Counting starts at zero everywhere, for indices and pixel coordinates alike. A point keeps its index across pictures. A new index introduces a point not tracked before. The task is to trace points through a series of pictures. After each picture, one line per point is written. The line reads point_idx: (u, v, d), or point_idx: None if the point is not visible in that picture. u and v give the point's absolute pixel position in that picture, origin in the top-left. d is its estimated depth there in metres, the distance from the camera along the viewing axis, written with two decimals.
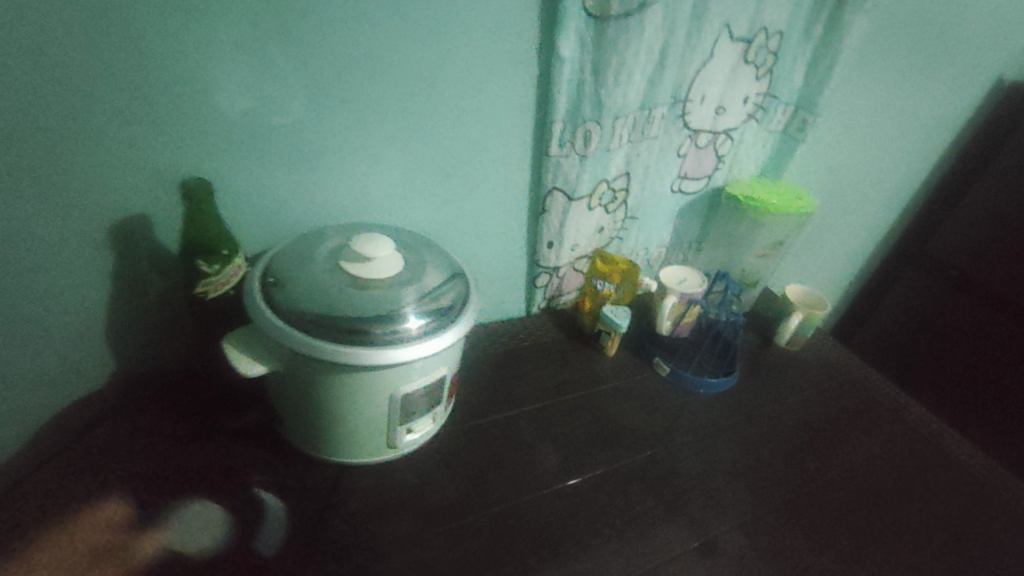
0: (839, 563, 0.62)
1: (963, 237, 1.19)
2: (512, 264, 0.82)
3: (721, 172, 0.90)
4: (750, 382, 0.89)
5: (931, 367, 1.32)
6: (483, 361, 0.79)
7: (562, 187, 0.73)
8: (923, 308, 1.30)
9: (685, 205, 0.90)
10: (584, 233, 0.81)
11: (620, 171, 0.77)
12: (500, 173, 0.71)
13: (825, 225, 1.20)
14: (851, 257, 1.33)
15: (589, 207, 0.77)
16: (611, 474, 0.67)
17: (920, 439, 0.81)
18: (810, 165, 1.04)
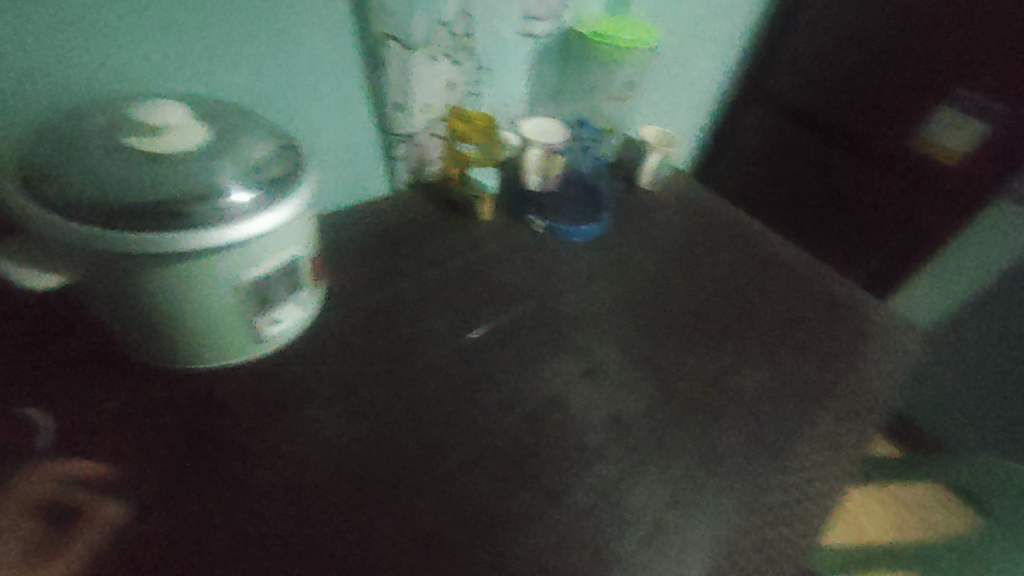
0: (691, 361, 0.74)
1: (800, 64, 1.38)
2: (363, 138, 0.76)
3: (568, 11, 0.86)
4: (619, 225, 0.95)
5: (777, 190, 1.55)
6: (347, 242, 0.76)
7: (394, 32, 0.66)
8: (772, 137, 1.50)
9: (537, 51, 0.86)
10: (433, 90, 0.75)
11: (458, 10, 0.70)
12: (322, 24, 0.62)
13: (682, 61, 1.22)
14: (704, 89, 1.39)
15: (431, 58, 0.71)
16: (496, 328, 0.71)
17: (755, 250, 0.96)
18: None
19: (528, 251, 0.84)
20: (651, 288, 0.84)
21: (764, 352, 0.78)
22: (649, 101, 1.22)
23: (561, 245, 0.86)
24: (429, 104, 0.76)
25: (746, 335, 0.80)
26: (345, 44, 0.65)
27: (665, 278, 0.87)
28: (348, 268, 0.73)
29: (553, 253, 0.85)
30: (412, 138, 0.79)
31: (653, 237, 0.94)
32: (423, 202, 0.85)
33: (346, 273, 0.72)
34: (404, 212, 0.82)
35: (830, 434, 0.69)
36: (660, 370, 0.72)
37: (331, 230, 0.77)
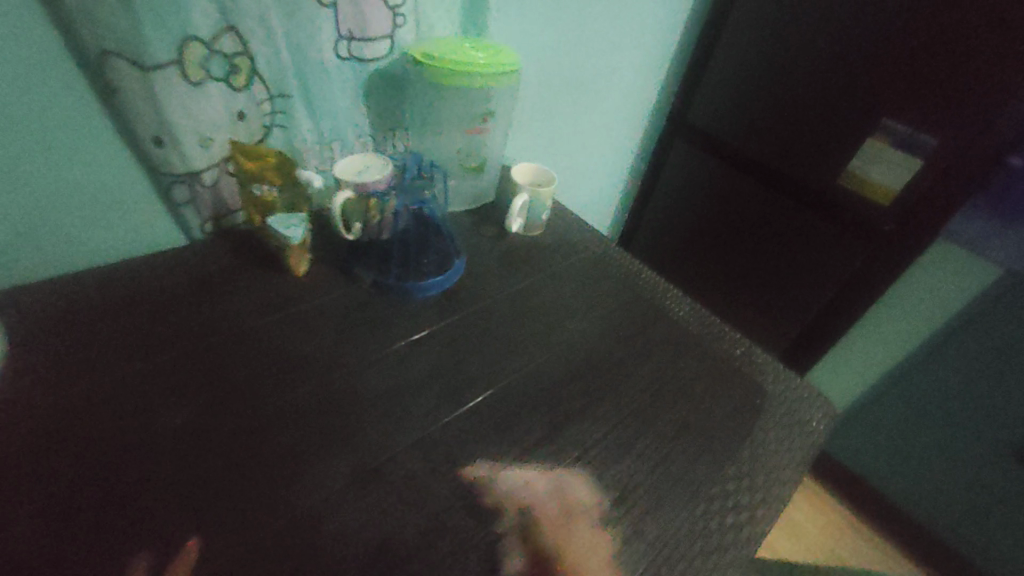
0: (521, 452, 0.57)
1: (722, 101, 1.34)
2: (126, 177, 0.63)
3: (406, 30, 0.73)
4: (476, 276, 0.80)
5: (714, 229, 1.49)
6: (102, 297, 0.62)
7: (120, 51, 0.52)
8: (704, 177, 1.45)
9: (367, 76, 0.73)
10: (208, 122, 0.61)
11: (221, 25, 0.56)
12: (12, 39, 0.49)
13: (577, 90, 1.10)
14: (609, 123, 1.29)
15: (190, 82, 0.57)
16: (260, 412, 0.54)
17: (640, 303, 0.81)
18: (539, 17, 0.89)
19: (343, 309, 0.69)
20: (496, 353, 0.68)
21: (625, 436, 0.61)
22: (543, 131, 1.10)
23: (387, 301, 0.71)
24: (207, 137, 0.62)
25: (610, 414, 0.63)
26: (59, 66, 0.52)
27: (518, 339, 0.71)
28: (83, 330, 0.58)
29: (377, 311, 0.70)
30: (195, 180, 0.65)
31: (517, 288, 0.79)
32: (223, 251, 0.71)
33: (78, 338, 0.57)
34: (194, 263, 0.69)
35: (691, 557, 0.51)
36: (474, 470, 0.55)
37: (88, 283, 0.63)
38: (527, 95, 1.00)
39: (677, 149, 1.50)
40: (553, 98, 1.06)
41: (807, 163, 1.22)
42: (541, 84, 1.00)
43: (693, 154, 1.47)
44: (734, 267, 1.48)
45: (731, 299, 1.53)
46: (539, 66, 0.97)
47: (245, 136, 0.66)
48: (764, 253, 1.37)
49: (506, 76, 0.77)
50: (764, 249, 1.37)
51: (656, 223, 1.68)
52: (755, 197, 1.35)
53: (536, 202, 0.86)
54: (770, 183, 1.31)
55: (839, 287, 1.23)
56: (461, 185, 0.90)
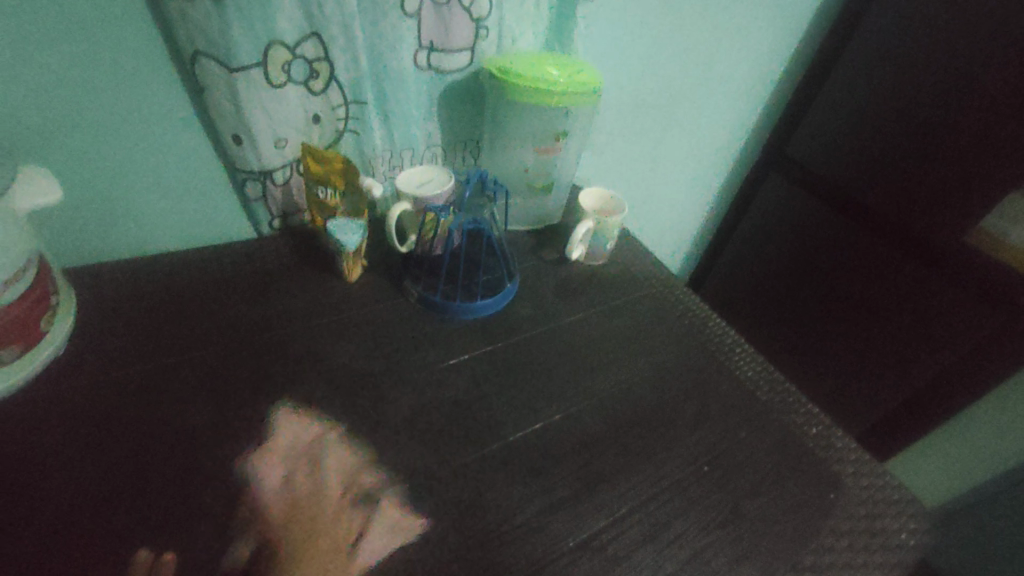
0: (542, 507, 0.52)
1: (828, 136, 1.20)
2: (206, 170, 0.66)
3: (488, 43, 0.71)
4: (526, 302, 0.76)
5: (801, 274, 1.34)
6: (170, 286, 0.66)
7: (209, 51, 0.53)
8: (798, 215, 1.31)
9: (443, 88, 0.72)
10: (284, 123, 0.62)
11: (305, 30, 0.56)
12: (118, 34, 0.52)
13: (664, 114, 1.02)
14: (696, 150, 1.21)
15: (270, 85, 0.57)
16: (287, 420, 0.55)
17: (702, 354, 0.73)
18: (629, 35, 0.83)
19: (386, 321, 0.67)
20: (534, 389, 0.63)
21: (660, 509, 0.54)
22: (620, 154, 1.04)
23: (430, 318, 0.69)
24: (283, 138, 0.63)
25: (649, 480, 0.56)
26: (159, 63, 0.55)
27: (559, 377, 0.66)
28: (147, 318, 0.62)
29: (418, 328, 0.67)
30: (269, 177, 0.66)
31: (567, 322, 0.74)
32: (284, 251, 0.73)
33: (143, 325, 0.61)
34: (256, 260, 0.71)
35: None
36: (487, 518, 0.50)
37: (162, 271, 0.68)
38: (607, 116, 0.94)
39: (772, 181, 1.37)
40: (636, 121, 0.99)
41: (923, 215, 1.05)
42: (624, 105, 0.94)
43: (789, 190, 1.33)
44: (815, 321, 1.32)
45: (808, 355, 1.37)
46: (625, 87, 0.91)
47: (319, 139, 0.66)
48: (860, 308, 1.20)
49: (589, 97, 0.73)
50: (856, 306, 1.21)
51: (737, 259, 1.54)
52: (852, 247, 1.20)
53: (601, 231, 0.80)
54: (876, 234, 1.15)
55: (952, 361, 1.05)
56: (522, 204, 0.86)
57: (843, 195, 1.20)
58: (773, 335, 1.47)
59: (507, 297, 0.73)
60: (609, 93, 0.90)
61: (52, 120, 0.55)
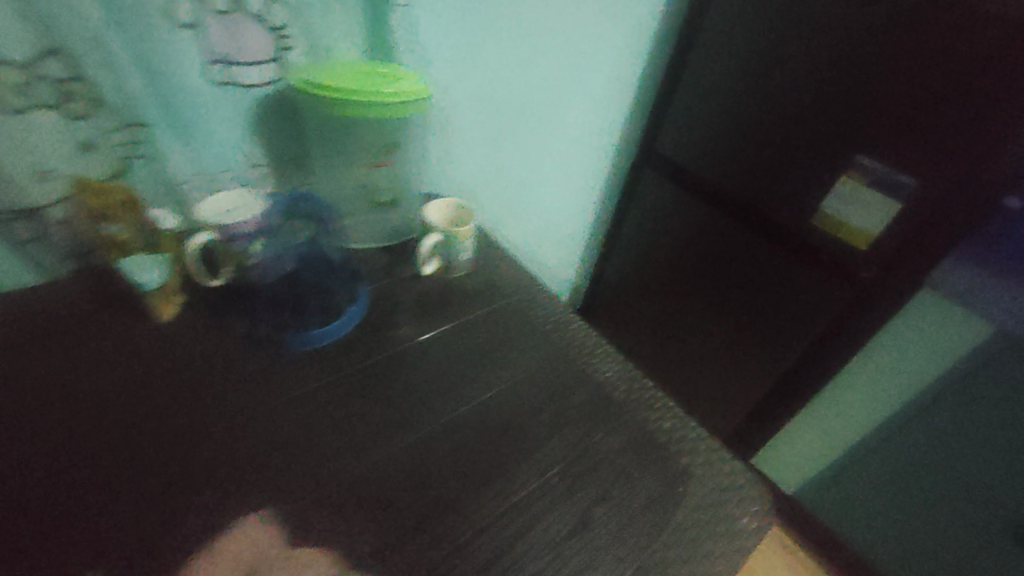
0: (372, 550, 0.47)
1: (689, 133, 1.26)
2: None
3: (294, 54, 0.68)
4: (378, 324, 0.70)
5: (688, 266, 1.39)
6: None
7: None
8: (676, 210, 1.37)
9: (250, 103, 0.68)
10: (45, 153, 0.55)
11: (43, 47, 0.51)
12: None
13: (520, 123, 1.04)
14: (565, 152, 1.23)
15: (9, 111, 0.51)
16: (63, 493, 0.47)
17: (561, 360, 0.72)
18: (458, 46, 0.83)
19: (201, 364, 0.60)
20: (376, 419, 0.59)
21: (506, 530, 0.51)
22: (484, 163, 1.04)
23: (255, 354, 0.62)
24: (49, 170, 0.57)
25: (496, 500, 0.53)
26: None
27: (407, 402, 0.62)
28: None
29: (240, 368, 0.60)
30: (39, 215, 0.59)
31: (418, 342, 0.70)
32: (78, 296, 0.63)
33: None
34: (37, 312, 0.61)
35: None
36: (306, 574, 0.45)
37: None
38: (458, 126, 0.93)
39: (646, 180, 1.42)
40: (491, 130, 1.00)
41: (774, 205, 1.13)
42: (474, 115, 0.94)
43: (664, 186, 1.38)
44: (704, 310, 1.38)
45: (707, 344, 1.42)
46: (469, 97, 0.91)
47: (99, 168, 0.60)
48: (741, 294, 1.26)
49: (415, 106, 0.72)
50: (733, 292, 1.28)
51: (631, 256, 1.59)
52: (721, 237, 1.27)
53: (451, 242, 0.78)
54: (736, 223, 1.22)
55: (818, 335, 1.11)
56: (366, 220, 0.84)
57: (710, 188, 1.26)
58: (672, 327, 1.52)
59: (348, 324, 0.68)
60: (453, 105, 0.90)
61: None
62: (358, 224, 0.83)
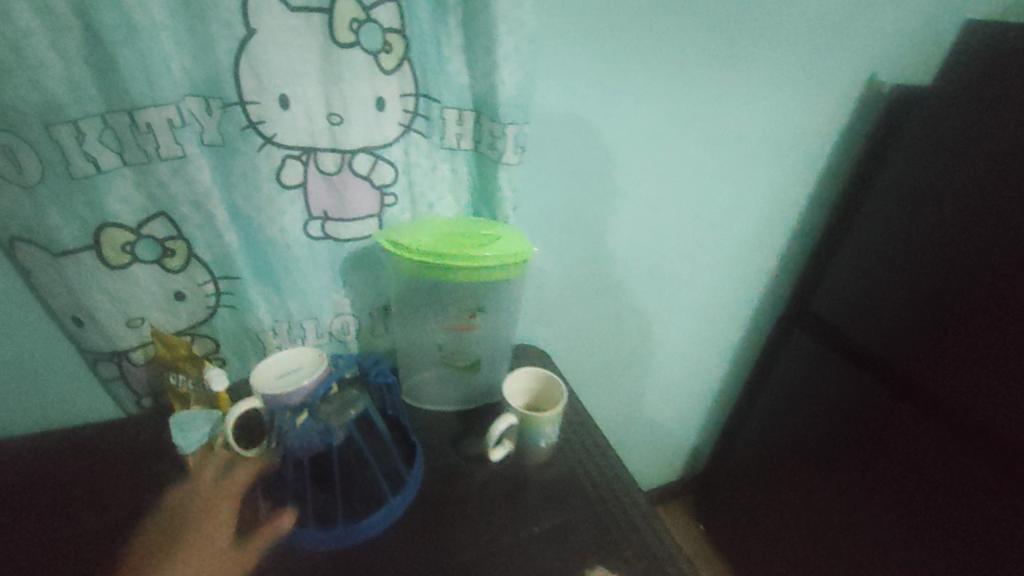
0: None
1: (847, 291, 1.00)
2: (52, 352, 0.60)
3: (397, 208, 0.66)
4: (422, 523, 0.58)
5: (840, 458, 1.05)
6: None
7: (33, 239, 0.50)
8: (826, 383, 1.06)
9: (346, 254, 0.66)
10: (136, 303, 0.58)
11: (150, 212, 0.53)
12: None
13: (629, 269, 0.92)
14: (685, 305, 1.06)
15: (110, 267, 0.54)
16: None
17: None
18: (566, 197, 0.76)
19: None
20: None
21: None
22: (584, 307, 0.93)
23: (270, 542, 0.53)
24: (137, 318, 0.59)
25: None
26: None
27: None
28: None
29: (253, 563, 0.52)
30: (122, 359, 0.61)
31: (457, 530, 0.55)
32: (138, 439, 0.64)
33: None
34: (96, 453, 0.62)
35: None
36: None
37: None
38: (558, 272, 0.84)
39: (796, 342, 1.15)
40: (596, 277, 0.89)
41: (981, 399, 0.80)
42: (576, 262, 0.85)
43: (813, 348, 1.10)
44: (854, 512, 1.04)
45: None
46: (573, 244, 0.82)
47: (186, 317, 0.62)
48: (939, 525, 0.88)
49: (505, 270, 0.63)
50: (900, 500, 0.94)
51: (761, 424, 1.27)
52: (873, 419, 0.97)
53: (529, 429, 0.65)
54: (899, 406, 0.92)
55: None
56: (440, 379, 0.74)
57: (873, 363, 0.96)
58: (813, 527, 1.15)
59: (371, 531, 0.55)
60: (554, 253, 0.82)
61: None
62: (430, 383, 0.74)
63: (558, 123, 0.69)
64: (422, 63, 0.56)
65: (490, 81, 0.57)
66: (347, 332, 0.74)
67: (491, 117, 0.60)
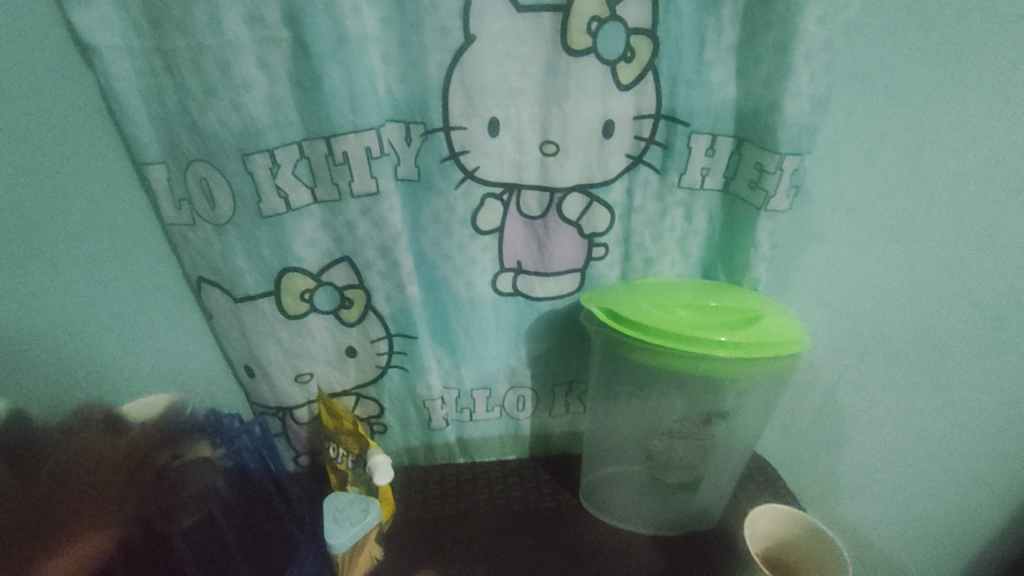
0: None
1: None
2: (219, 406, 0.55)
3: (606, 263, 0.51)
4: None
5: None
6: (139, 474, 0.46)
7: (215, 279, 0.45)
8: None
9: (535, 315, 0.53)
10: (306, 357, 0.50)
11: (332, 256, 0.46)
12: (124, 253, 0.45)
13: None
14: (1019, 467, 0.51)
15: (287, 317, 0.47)
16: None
17: None
18: (879, 286, 0.48)
19: None
20: None
21: None
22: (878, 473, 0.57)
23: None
24: (306, 373, 0.52)
25: None
26: (186, 300, 0.48)
27: None
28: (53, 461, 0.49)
29: None
30: (285, 416, 0.55)
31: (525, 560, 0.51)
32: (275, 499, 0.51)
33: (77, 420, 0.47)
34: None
35: None
36: None
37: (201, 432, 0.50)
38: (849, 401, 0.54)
39: None
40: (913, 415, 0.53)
41: None
42: (888, 397, 0.52)
43: None
44: None
45: None
46: (889, 367, 0.51)
47: (354, 375, 0.53)
48: None
49: (742, 365, 0.43)
50: None
51: None
52: None
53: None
54: None
55: None
56: (639, 489, 0.56)
57: None
58: None
59: None
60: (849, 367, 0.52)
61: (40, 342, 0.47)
62: (627, 490, 0.56)
63: (871, 165, 0.44)
64: (673, 76, 0.42)
65: (772, 93, 0.40)
66: (521, 409, 0.60)
67: (758, 144, 0.43)
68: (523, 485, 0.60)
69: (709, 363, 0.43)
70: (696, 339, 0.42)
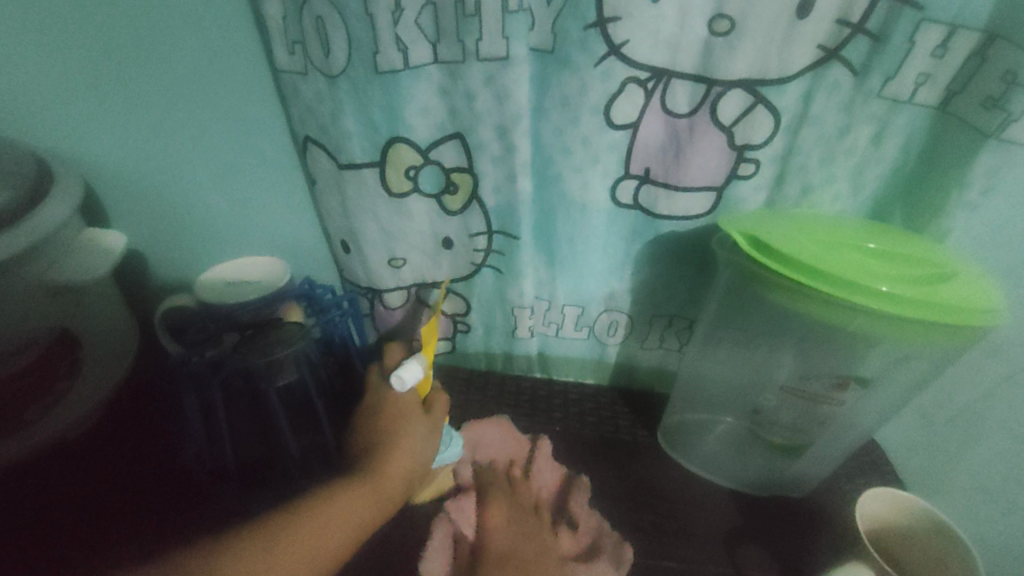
0: None
1: None
2: (313, 275, 0.55)
3: (754, 185, 0.42)
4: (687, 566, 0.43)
5: None
6: (234, 331, 0.46)
7: (322, 140, 0.43)
8: None
9: (652, 234, 0.47)
10: (402, 241, 0.48)
11: (444, 129, 0.41)
12: (236, 100, 0.43)
13: None
14: None
15: (388, 193, 0.45)
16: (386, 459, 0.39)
17: None
18: None
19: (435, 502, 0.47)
20: None
21: None
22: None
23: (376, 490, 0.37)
24: (400, 258, 0.50)
25: None
26: (291, 160, 0.46)
27: None
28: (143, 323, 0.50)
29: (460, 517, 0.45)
30: (374, 296, 0.54)
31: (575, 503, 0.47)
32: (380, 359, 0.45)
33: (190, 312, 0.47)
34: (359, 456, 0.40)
35: None
36: None
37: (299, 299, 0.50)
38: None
39: None
40: None
41: None
42: None
43: None
44: None
45: None
46: None
47: (446, 268, 0.51)
48: None
49: (910, 329, 0.34)
50: None
51: None
52: None
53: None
54: None
55: None
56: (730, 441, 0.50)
57: None
58: None
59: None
60: None
61: (155, 182, 0.48)
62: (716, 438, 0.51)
63: None
64: None
65: None
66: (612, 334, 0.56)
67: (1019, 44, 0.32)
68: (598, 413, 0.57)
69: (865, 317, 0.35)
70: (857, 286, 0.34)
